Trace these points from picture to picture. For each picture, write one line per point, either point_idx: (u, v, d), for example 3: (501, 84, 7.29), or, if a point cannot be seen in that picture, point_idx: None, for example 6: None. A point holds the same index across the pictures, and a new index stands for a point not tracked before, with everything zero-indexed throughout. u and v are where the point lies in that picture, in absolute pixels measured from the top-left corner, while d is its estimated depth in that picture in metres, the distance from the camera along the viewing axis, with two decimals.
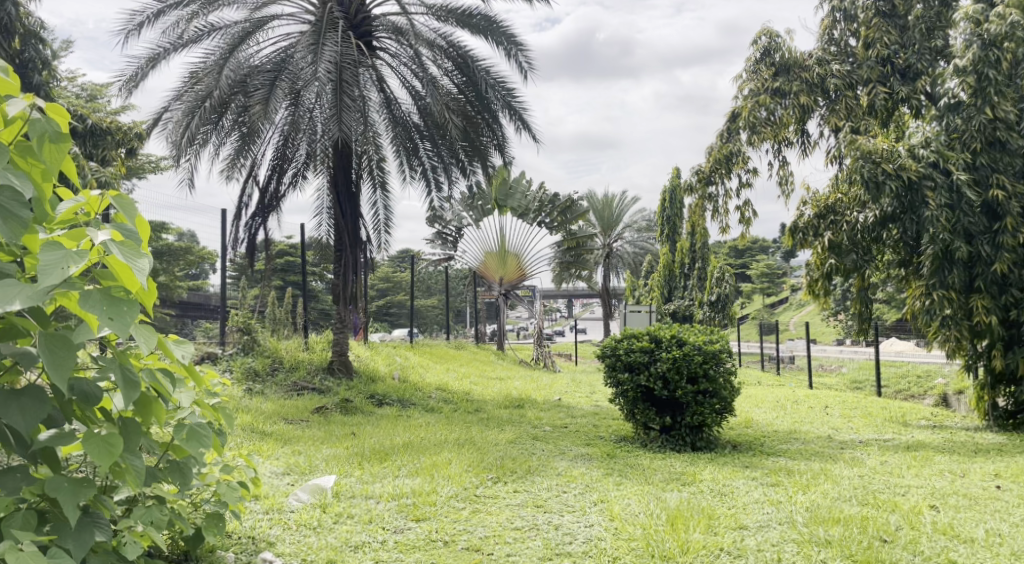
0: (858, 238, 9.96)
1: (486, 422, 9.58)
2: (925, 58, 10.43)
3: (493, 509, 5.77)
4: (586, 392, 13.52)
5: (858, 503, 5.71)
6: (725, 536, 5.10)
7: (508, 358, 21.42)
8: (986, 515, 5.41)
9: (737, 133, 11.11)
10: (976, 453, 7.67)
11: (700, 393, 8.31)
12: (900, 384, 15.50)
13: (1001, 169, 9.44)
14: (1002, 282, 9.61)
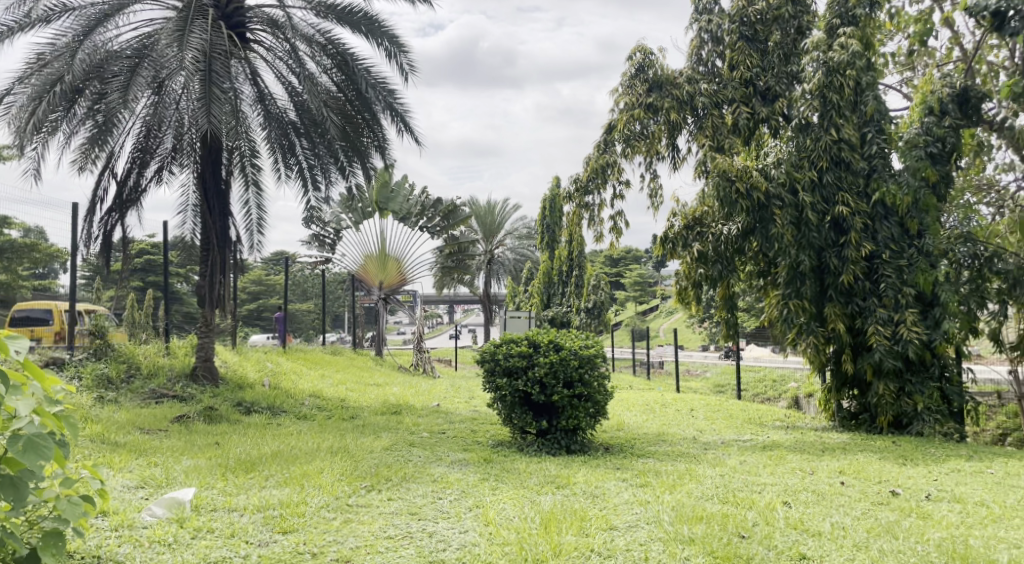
0: (722, 248, 10.54)
1: (361, 429, 9.39)
2: (782, 82, 11.07)
3: (366, 518, 5.68)
4: (462, 398, 13.51)
5: (719, 501, 5.99)
6: (595, 537, 5.23)
7: (384, 363, 21.12)
8: (832, 509, 5.78)
9: (613, 145, 11.43)
10: (823, 452, 8.21)
11: (575, 396, 8.48)
12: (759, 387, 16.43)
13: (844, 188, 10.12)
14: (848, 292, 10.31)
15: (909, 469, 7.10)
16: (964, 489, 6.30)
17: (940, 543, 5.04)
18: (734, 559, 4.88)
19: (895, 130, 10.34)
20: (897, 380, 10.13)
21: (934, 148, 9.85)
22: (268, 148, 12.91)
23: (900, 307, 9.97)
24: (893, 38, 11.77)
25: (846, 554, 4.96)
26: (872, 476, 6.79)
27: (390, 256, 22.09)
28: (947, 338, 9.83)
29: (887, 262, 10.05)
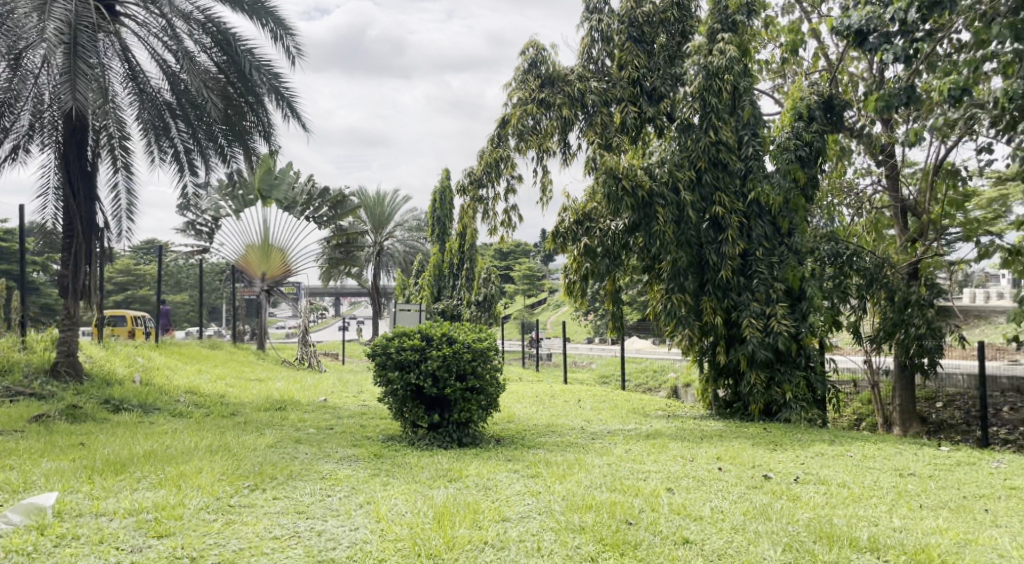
0: (609, 243, 10.89)
1: (242, 426, 9.03)
2: (667, 83, 11.36)
3: (249, 519, 5.48)
4: (350, 392, 13.23)
5: (607, 489, 6.16)
6: (489, 530, 5.27)
7: (268, 358, 20.38)
8: (711, 493, 6.06)
9: (506, 139, 11.52)
10: (701, 439, 8.56)
11: (468, 389, 8.48)
12: (641, 377, 17.04)
13: (722, 187, 10.59)
14: (724, 287, 10.78)
15: (778, 454, 7.53)
16: (827, 471, 6.76)
17: (808, 522, 5.38)
18: (623, 545, 5.05)
19: (768, 134, 10.88)
20: (768, 369, 10.73)
21: (803, 152, 10.45)
22: (140, 128, 12.14)
23: (771, 301, 10.53)
24: (768, 47, 12.38)
25: (726, 536, 5.21)
26: (747, 461, 7.18)
27: (274, 246, 21.28)
28: (813, 330, 10.49)
29: (760, 259, 10.60)
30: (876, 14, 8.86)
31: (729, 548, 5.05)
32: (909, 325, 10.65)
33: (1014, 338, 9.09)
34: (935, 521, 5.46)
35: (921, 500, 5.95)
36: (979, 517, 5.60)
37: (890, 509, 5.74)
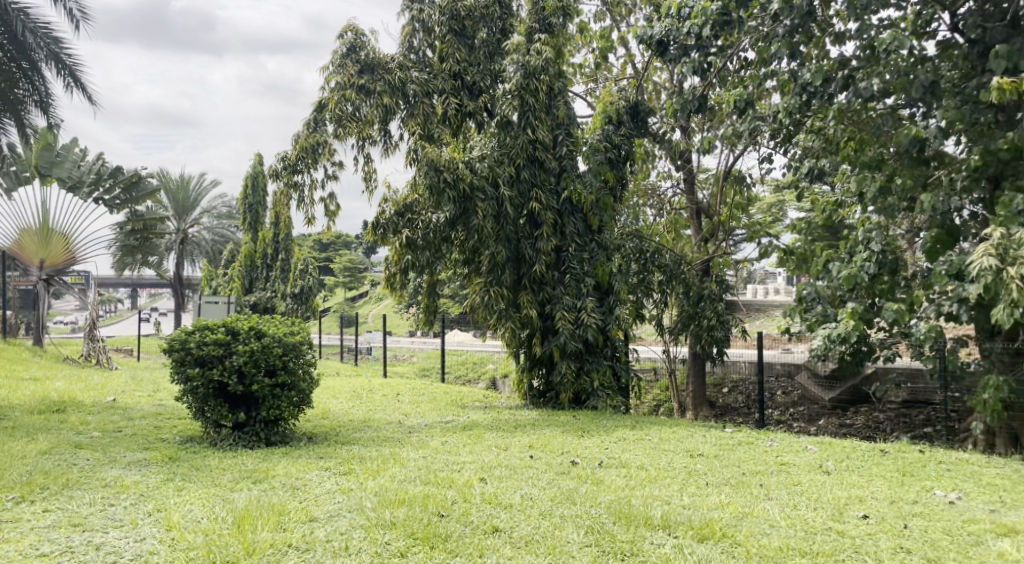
0: (431, 237, 10.73)
1: (11, 432, 8.11)
2: (486, 79, 11.53)
3: (14, 535, 4.96)
4: (145, 391, 12.31)
5: (420, 482, 6.13)
6: (294, 532, 5.08)
7: (45, 354, 18.50)
8: (522, 481, 6.19)
9: (323, 124, 11.26)
10: (513, 429, 8.73)
11: (277, 386, 8.15)
12: (460, 369, 17.30)
13: (538, 184, 10.81)
14: (540, 281, 11.07)
15: (585, 440, 7.84)
16: (628, 455, 7.13)
17: (610, 504, 5.62)
18: (434, 538, 5.04)
19: (580, 136, 11.21)
20: (578, 360, 11.13)
21: (612, 155, 11.03)
22: None
23: (582, 295, 10.91)
24: (581, 51, 12.84)
25: (534, 522, 5.34)
26: (557, 448, 7.42)
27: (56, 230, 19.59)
28: (619, 322, 11.04)
29: (573, 255, 10.96)
30: (676, 27, 9.50)
31: (537, 534, 5.17)
32: (702, 318, 11.46)
33: (787, 330, 9.93)
34: (719, 497, 5.86)
35: (708, 477, 6.42)
36: (755, 491, 6.08)
37: (681, 488, 6.13)
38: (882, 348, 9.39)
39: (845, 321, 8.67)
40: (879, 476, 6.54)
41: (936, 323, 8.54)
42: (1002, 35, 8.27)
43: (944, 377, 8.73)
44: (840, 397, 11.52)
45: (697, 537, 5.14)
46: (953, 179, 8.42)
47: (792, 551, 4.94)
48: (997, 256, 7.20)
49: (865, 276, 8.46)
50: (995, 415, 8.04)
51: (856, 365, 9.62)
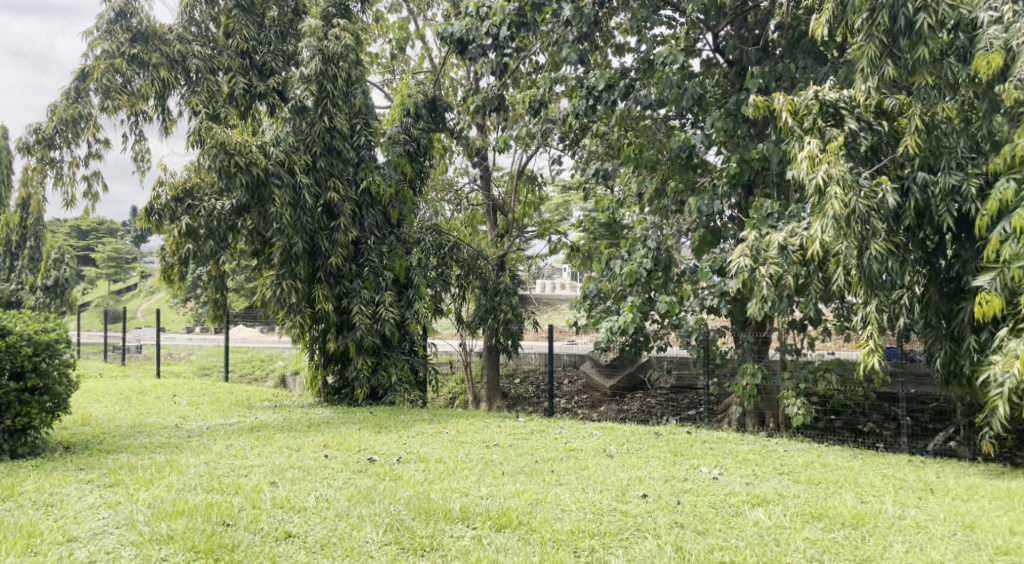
0: (216, 225, 10.10)
1: None
2: (278, 60, 10.95)
3: None
4: None
5: (202, 490, 5.74)
6: (48, 556, 4.58)
7: None
8: (316, 483, 6.00)
9: (86, 95, 10.12)
10: (306, 428, 8.37)
11: (28, 390, 7.24)
12: (244, 367, 16.43)
13: (335, 174, 10.48)
14: (336, 274, 10.72)
15: (382, 437, 7.77)
16: (426, 449, 7.16)
17: (409, 500, 5.61)
18: (218, 550, 4.75)
19: (379, 126, 11.09)
20: (375, 355, 10.99)
21: (411, 147, 10.92)
22: None
23: (380, 289, 10.81)
24: (378, 40, 12.62)
25: (329, 524, 5.21)
26: (352, 446, 7.24)
27: None
28: (417, 316, 10.98)
29: (371, 247, 10.79)
30: (475, 25, 9.65)
31: (332, 537, 5.05)
32: (498, 313, 11.68)
33: (576, 323, 10.61)
34: (513, 486, 6.04)
35: (504, 466, 6.61)
36: (547, 477, 6.34)
37: (479, 478, 6.25)
38: (655, 339, 10.12)
39: (625, 313, 9.37)
40: (656, 457, 7.11)
41: (701, 315, 9.31)
42: (755, 57, 9.32)
43: (705, 364, 9.55)
44: (619, 384, 12.26)
45: (495, 526, 5.29)
46: (714, 185, 9.36)
47: (582, 534, 5.23)
48: (752, 256, 7.90)
49: (644, 271, 9.23)
50: (751, 399, 9.02)
51: (633, 356, 10.12)
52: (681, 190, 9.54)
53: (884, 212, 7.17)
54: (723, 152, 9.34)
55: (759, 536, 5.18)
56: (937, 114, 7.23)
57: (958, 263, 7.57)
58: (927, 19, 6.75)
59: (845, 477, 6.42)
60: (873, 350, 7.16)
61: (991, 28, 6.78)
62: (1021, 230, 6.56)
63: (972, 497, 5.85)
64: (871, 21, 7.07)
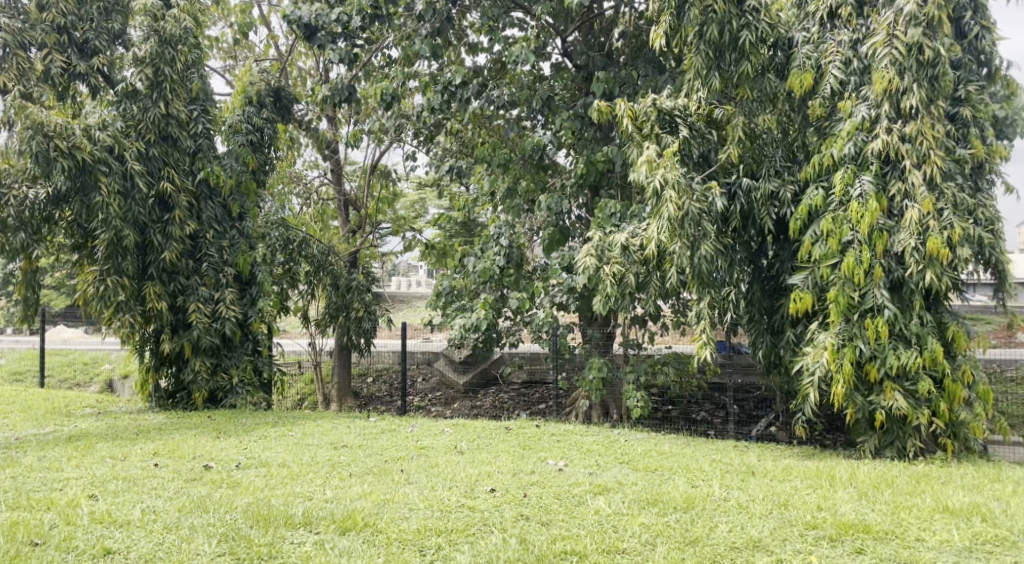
0: (26, 215, 9.06)
1: None
2: (102, 38, 10.01)
3: None
4: None
5: (6, 508, 5.28)
6: None
7: None
8: (142, 494, 5.66)
9: None
10: (135, 436, 7.83)
11: None
12: (65, 371, 15.22)
13: (170, 163, 9.81)
14: (170, 270, 10.06)
15: (220, 442, 7.43)
16: (268, 454, 6.96)
17: (246, 508, 5.45)
18: None
19: (218, 114, 10.49)
20: (213, 356, 10.42)
21: (254, 138, 10.45)
22: None
23: (220, 286, 10.24)
24: (218, 24, 12.03)
25: (156, 538, 4.96)
26: (185, 454, 6.86)
27: None
28: (260, 315, 10.56)
29: (210, 242, 10.21)
30: (324, 11, 9.49)
31: (158, 551, 4.80)
32: (350, 310, 11.33)
33: (428, 322, 10.52)
34: (361, 487, 6.01)
35: (351, 469, 6.56)
36: (397, 477, 6.38)
37: (324, 482, 6.17)
38: (507, 334, 10.43)
39: (478, 311, 9.46)
40: (505, 451, 7.28)
41: (551, 311, 9.51)
42: (600, 62, 9.75)
43: (556, 358, 9.85)
44: (472, 380, 12.05)
45: (338, 530, 5.24)
46: (563, 184, 9.59)
47: (429, 532, 5.31)
48: (596, 256, 8.22)
49: (498, 269, 9.49)
50: (597, 392, 9.35)
51: (486, 349, 10.42)
52: (531, 190, 9.68)
53: (714, 215, 7.69)
54: (571, 154, 9.49)
55: (599, 525, 5.47)
56: (759, 125, 7.77)
57: (777, 262, 8.23)
58: (749, 36, 7.46)
59: (678, 463, 6.82)
60: (707, 343, 7.63)
61: (803, 48, 7.63)
62: (827, 233, 7.29)
63: (787, 477, 6.39)
64: (701, 35, 7.66)
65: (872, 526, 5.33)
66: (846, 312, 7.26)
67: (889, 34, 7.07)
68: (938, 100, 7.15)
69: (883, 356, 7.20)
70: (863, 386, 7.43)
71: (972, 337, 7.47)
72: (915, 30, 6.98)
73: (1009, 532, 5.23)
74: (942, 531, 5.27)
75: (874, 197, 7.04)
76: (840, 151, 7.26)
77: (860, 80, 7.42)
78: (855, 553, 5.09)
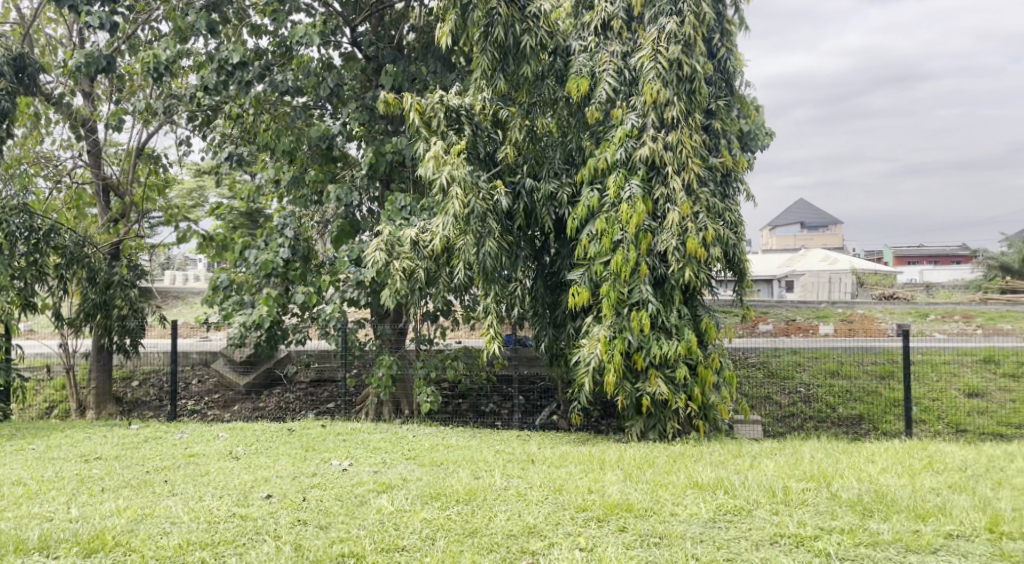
0: None
1: None
2: None
3: None
4: None
5: None
6: None
7: None
8: None
9: None
10: None
11: None
12: None
13: None
14: None
15: None
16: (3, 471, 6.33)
17: None
18: None
19: None
20: None
21: None
22: None
23: None
24: None
25: None
26: None
27: None
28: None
29: None
30: None
31: None
32: (111, 308, 10.34)
33: (204, 320, 9.85)
34: (114, 504, 5.59)
35: (103, 483, 6.05)
36: (157, 489, 5.97)
37: (69, 499, 5.68)
38: (295, 332, 9.79)
39: (260, 307, 9.08)
40: (285, 454, 7.03)
41: (340, 307, 9.19)
42: (389, 55, 9.60)
43: (344, 355, 9.53)
44: (255, 382, 11.20)
45: (82, 553, 4.91)
46: (353, 176, 9.44)
47: (192, 546, 5.05)
48: (386, 250, 8.03)
49: (280, 261, 9.11)
50: (386, 390, 9.23)
51: (269, 349, 9.66)
52: (319, 181, 9.44)
53: (499, 214, 7.95)
54: (360, 145, 9.52)
55: (379, 524, 5.44)
56: (539, 128, 8.30)
57: (558, 259, 8.68)
58: (529, 41, 7.80)
59: (462, 455, 6.90)
60: (495, 337, 7.90)
61: (580, 56, 8.04)
62: (601, 232, 7.70)
63: (563, 463, 6.68)
64: (486, 35, 7.88)
65: (635, 505, 5.71)
66: (617, 306, 7.74)
67: (654, 49, 7.65)
68: (694, 112, 7.89)
69: (648, 346, 7.76)
70: (631, 374, 7.94)
71: (721, 328, 8.28)
72: (675, 47, 7.63)
73: (745, 502, 5.81)
74: (692, 505, 5.76)
75: (641, 200, 7.53)
76: (613, 155, 7.70)
77: (629, 91, 7.93)
78: (618, 531, 5.42)
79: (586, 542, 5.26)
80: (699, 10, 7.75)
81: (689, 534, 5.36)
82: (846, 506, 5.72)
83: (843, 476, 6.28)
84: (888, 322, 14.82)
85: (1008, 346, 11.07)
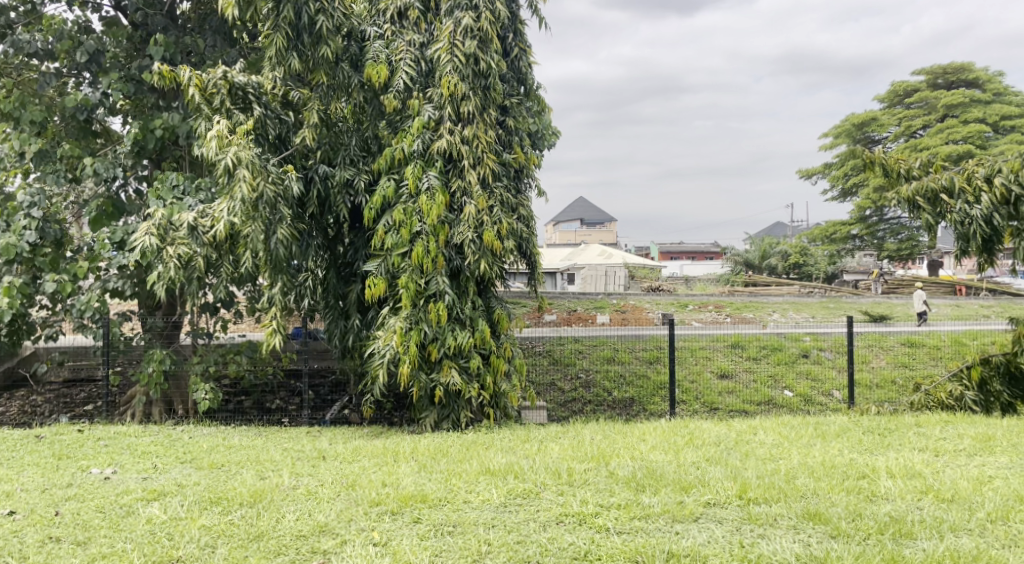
0: None
1: None
2: None
3: None
4: None
5: None
6: None
7: None
8: None
9: None
10: None
11: None
12: None
13: None
14: None
15: None
16: None
17: None
18: None
19: None
20: None
21: None
22: None
23: None
24: None
25: None
26: None
27: None
28: None
29: None
30: None
31: None
32: None
33: None
34: None
35: None
36: None
37: None
38: (43, 327, 8.91)
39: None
40: (32, 464, 6.26)
41: (100, 297, 8.39)
42: (160, 22, 8.91)
43: (107, 351, 8.66)
44: None
45: None
46: (116, 152, 8.67)
47: None
48: (158, 235, 7.42)
49: (25, 246, 8.06)
50: (156, 387, 8.53)
51: (10, 344, 8.75)
52: (75, 156, 8.43)
53: (290, 200, 7.68)
54: (126, 119, 8.93)
55: (150, 535, 5.05)
56: (333, 113, 8.00)
57: (352, 249, 8.49)
58: (326, 22, 7.54)
59: (245, 456, 6.55)
60: (277, 330, 7.62)
61: (375, 42, 7.89)
62: (399, 223, 7.66)
63: (355, 457, 6.57)
64: (277, 11, 7.54)
65: (429, 495, 5.74)
66: (414, 298, 7.75)
67: (451, 42, 7.74)
68: (489, 107, 8.07)
69: (442, 337, 7.84)
70: (425, 365, 7.98)
71: (512, 318, 8.53)
72: (470, 41, 7.77)
73: (533, 485, 6.06)
74: (484, 491, 5.90)
75: (439, 191, 7.63)
76: (409, 146, 7.70)
77: (425, 82, 8.00)
78: (412, 523, 5.42)
79: (380, 537, 5.20)
80: (493, 7, 7.95)
81: (481, 520, 5.48)
82: (622, 483, 6.13)
83: (619, 456, 6.74)
84: (653, 312, 16.09)
85: (751, 333, 12.46)
